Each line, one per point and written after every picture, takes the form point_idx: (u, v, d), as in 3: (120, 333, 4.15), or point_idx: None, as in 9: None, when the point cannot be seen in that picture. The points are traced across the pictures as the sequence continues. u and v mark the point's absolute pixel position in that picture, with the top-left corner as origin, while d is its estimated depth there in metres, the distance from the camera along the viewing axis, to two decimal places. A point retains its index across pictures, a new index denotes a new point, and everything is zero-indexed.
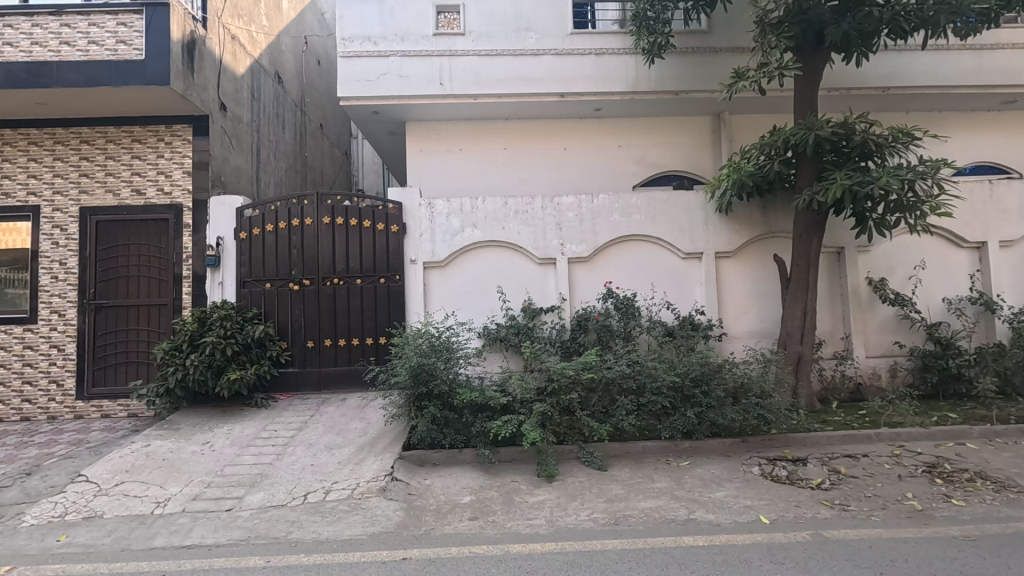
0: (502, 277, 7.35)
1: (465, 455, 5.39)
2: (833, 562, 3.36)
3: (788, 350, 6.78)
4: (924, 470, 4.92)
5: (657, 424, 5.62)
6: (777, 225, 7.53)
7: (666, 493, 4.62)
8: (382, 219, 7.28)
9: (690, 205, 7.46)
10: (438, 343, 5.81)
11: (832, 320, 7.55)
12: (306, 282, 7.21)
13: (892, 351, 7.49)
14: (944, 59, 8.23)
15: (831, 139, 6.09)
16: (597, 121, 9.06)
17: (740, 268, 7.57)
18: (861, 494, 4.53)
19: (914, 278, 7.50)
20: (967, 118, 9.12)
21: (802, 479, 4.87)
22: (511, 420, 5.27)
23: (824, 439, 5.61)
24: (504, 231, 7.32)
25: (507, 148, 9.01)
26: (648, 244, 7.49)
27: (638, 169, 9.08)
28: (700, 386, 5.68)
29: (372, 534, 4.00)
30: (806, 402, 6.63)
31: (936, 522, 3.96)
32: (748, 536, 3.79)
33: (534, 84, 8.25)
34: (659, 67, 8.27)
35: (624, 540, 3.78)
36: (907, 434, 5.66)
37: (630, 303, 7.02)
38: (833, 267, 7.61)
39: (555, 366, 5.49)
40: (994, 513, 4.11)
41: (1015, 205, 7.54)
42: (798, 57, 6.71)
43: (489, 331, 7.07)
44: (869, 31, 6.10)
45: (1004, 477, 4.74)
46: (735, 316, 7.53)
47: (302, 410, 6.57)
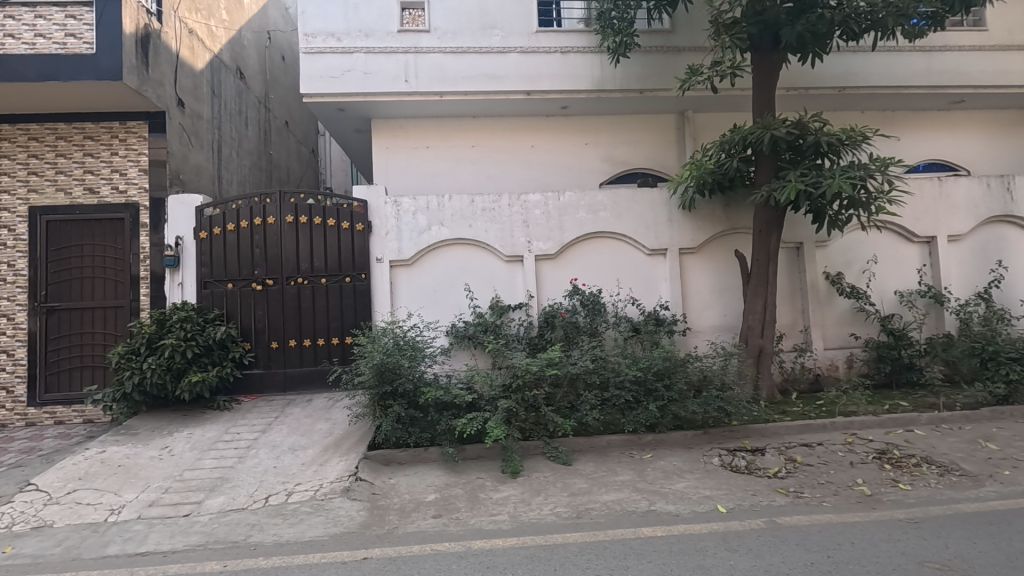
0: (470, 276, 7.34)
1: (430, 453, 5.38)
2: (784, 547, 3.47)
3: (749, 343, 6.94)
4: (875, 457, 5.11)
5: (621, 418, 5.70)
6: (738, 221, 7.71)
7: (628, 486, 4.70)
8: (347, 218, 7.20)
9: (654, 202, 7.58)
10: (403, 342, 5.79)
11: (792, 313, 7.77)
12: (269, 281, 7.09)
13: (849, 342, 7.74)
14: (895, 60, 8.53)
15: (786, 138, 6.26)
16: (564, 118, 9.12)
17: (703, 264, 7.72)
18: (814, 481, 4.68)
19: (868, 271, 7.77)
20: (917, 117, 9.47)
21: (760, 468, 5.01)
22: (476, 417, 5.29)
23: (782, 429, 5.76)
24: (471, 229, 7.31)
25: (474, 145, 9.00)
26: (614, 241, 7.59)
27: (605, 167, 9.19)
28: (663, 380, 5.79)
29: (334, 535, 3.97)
30: (767, 394, 6.83)
31: (883, 506, 4.13)
32: (705, 525, 3.88)
33: (500, 82, 8.26)
34: (624, 65, 8.36)
35: (585, 532, 3.83)
36: (860, 422, 5.86)
37: (596, 299, 7.08)
38: (792, 262, 7.82)
39: (520, 363, 5.53)
40: (937, 495, 4.30)
41: (962, 201, 7.85)
42: (755, 57, 6.87)
43: (457, 330, 7.06)
44: (822, 33, 6.28)
45: (948, 462, 4.96)
46: (699, 311, 7.68)
47: (266, 412, 6.47)
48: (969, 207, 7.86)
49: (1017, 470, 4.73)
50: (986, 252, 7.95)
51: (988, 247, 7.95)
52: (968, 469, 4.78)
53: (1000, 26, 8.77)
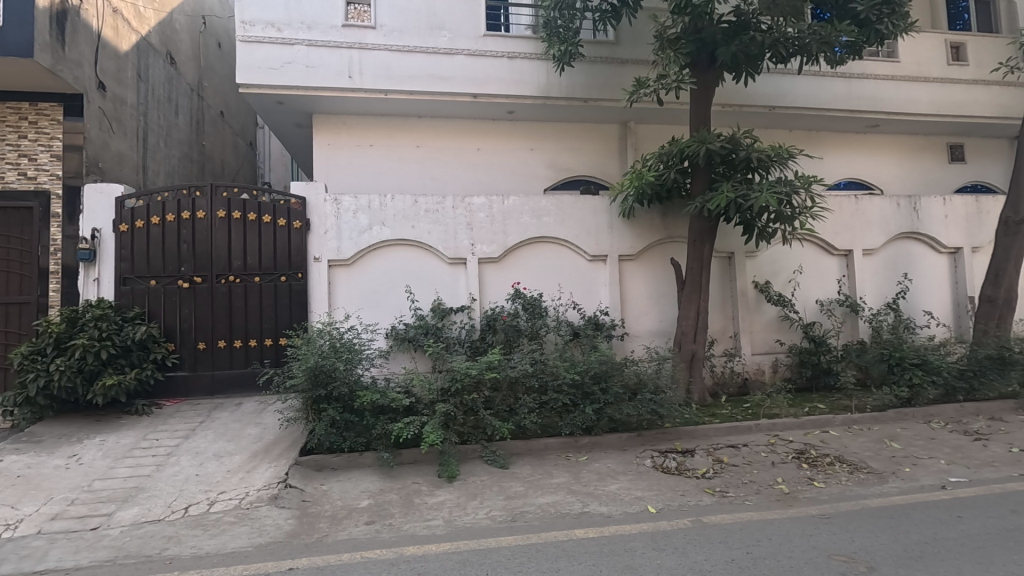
0: (412, 277, 7.22)
1: (366, 458, 5.28)
2: (708, 545, 3.61)
3: (683, 348, 7.20)
4: (794, 456, 5.41)
5: (558, 421, 5.79)
6: (675, 230, 8.00)
7: (563, 488, 4.76)
8: (284, 215, 6.93)
9: (595, 209, 7.75)
10: (340, 344, 5.62)
11: (723, 319, 8.13)
12: (196, 279, 6.74)
13: (774, 348, 8.18)
14: (819, 84, 9.11)
15: (720, 152, 6.56)
16: (510, 123, 9.17)
17: (641, 271, 7.95)
18: (739, 481, 4.90)
19: (793, 281, 8.25)
20: (838, 138, 10.14)
21: (689, 469, 5.20)
22: (413, 421, 5.22)
23: (711, 431, 6.01)
24: (413, 230, 7.19)
25: (419, 146, 8.90)
26: (556, 246, 7.69)
27: (549, 173, 9.30)
28: (600, 383, 5.92)
29: (259, 545, 3.80)
30: (698, 398, 7.12)
31: (800, 503, 4.37)
32: (635, 525, 3.98)
33: (446, 83, 8.21)
34: (569, 74, 8.51)
35: (519, 535, 3.85)
36: (782, 423, 6.19)
37: (537, 303, 7.14)
38: (724, 270, 8.19)
39: (459, 366, 5.49)
40: (847, 492, 4.60)
41: (876, 218, 8.47)
42: (694, 73, 7.15)
43: (397, 332, 6.93)
44: (754, 54, 6.64)
45: (857, 460, 5.31)
46: (637, 316, 7.90)
47: (190, 417, 6.13)
48: (882, 224, 8.48)
49: (917, 467, 5.13)
50: (896, 266, 8.59)
51: (898, 261, 8.60)
52: (875, 467, 5.14)
53: (910, 58, 9.55)
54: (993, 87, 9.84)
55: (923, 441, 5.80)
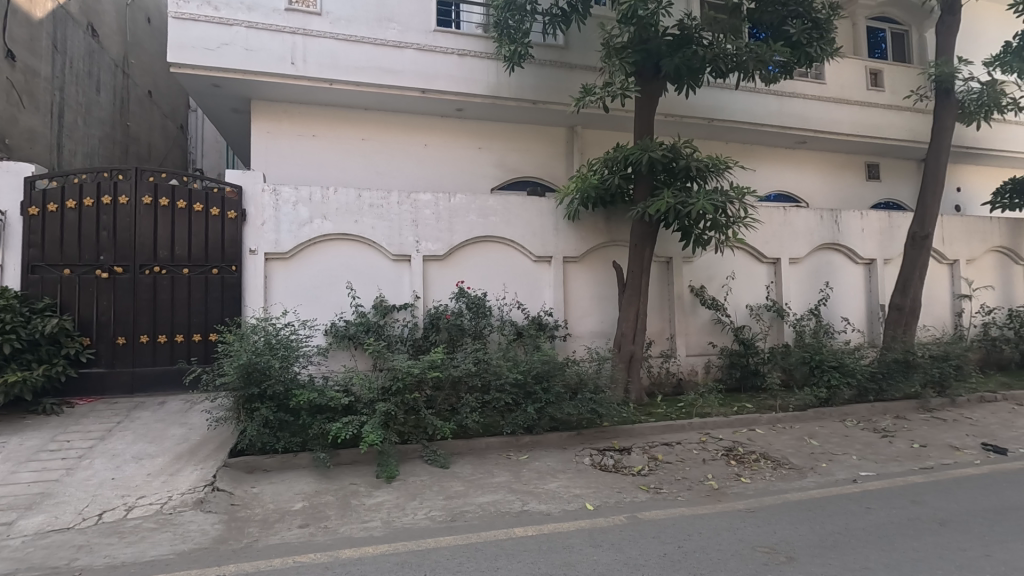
0: (354, 273, 7.01)
1: (301, 459, 5.11)
2: (641, 540, 3.73)
3: (622, 349, 7.40)
4: (723, 454, 5.67)
5: (500, 421, 5.81)
6: (618, 234, 8.20)
7: (503, 487, 4.78)
8: (217, 204, 6.59)
9: (541, 211, 7.83)
10: (276, 341, 5.40)
11: (660, 321, 8.41)
12: (117, 269, 6.30)
13: (707, 350, 8.56)
14: (754, 99, 9.61)
15: (661, 160, 6.78)
16: (459, 121, 9.11)
17: (584, 273, 8.10)
18: (672, 478, 5.09)
19: (725, 286, 8.65)
20: (770, 153, 10.72)
21: (626, 466, 5.35)
22: (352, 420, 5.10)
23: (647, 430, 6.21)
24: (356, 225, 6.98)
25: (365, 139, 8.68)
26: (501, 246, 7.70)
27: (496, 173, 9.31)
28: (541, 383, 5.99)
29: (182, 553, 3.59)
30: (635, 397, 7.34)
31: (727, 498, 4.60)
32: (573, 523, 4.06)
33: (394, 77, 8.06)
34: (519, 75, 8.56)
35: (458, 535, 3.83)
36: (712, 422, 6.48)
37: (481, 302, 7.13)
38: (663, 275, 8.48)
39: (401, 365, 5.40)
40: (771, 487, 4.88)
41: (802, 229, 9.01)
42: (639, 82, 7.35)
43: (336, 329, 6.74)
44: (696, 68, 6.91)
45: (780, 457, 5.63)
46: (579, 317, 8.05)
47: (107, 417, 5.71)
48: (806, 235, 9.04)
49: (832, 462, 5.51)
50: (819, 275, 9.19)
51: (820, 270, 9.20)
52: (796, 463, 5.47)
53: (835, 81, 10.24)
54: (906, 112, 10.71)
55: (839, 438, 6.23)
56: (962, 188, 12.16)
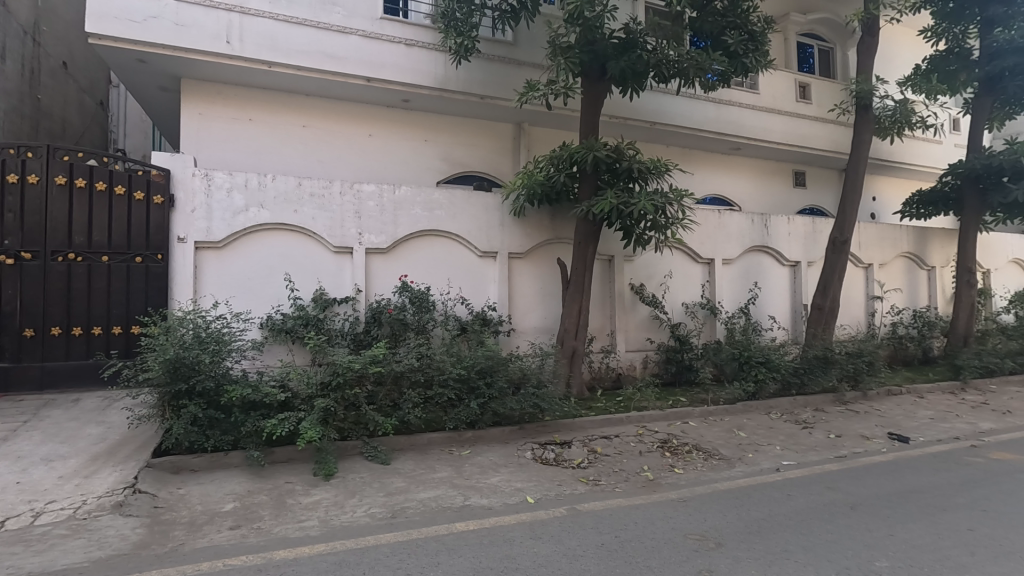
0: (292, 264, 6.75)
1: (232, 458, 4.89)
2: (580, 531, 3.83)
3: (565, 344, 7.53)
4: (659, 446, 5.89)
5: (443, 416, 5.79)
6: (562, 232, 8.33)
7: (445, 482, 4.77)
8: (141, 187, 6.22)
9: (487, 206, 7.83)
10: (206, 335, 5.13)
11: (602, 318, 8.61)
12: (25, 255, 5.94)
13: (645, 345, 8.85)
14: (693, 105, 9.98)
15: (605, 160, 6.94)
16: (405, 111, 8.95)
17: (529, 269, 8.18)
18: (610, 470, 5.24)
19: (663, 284, 8.96)
20: (707, 158, 11.19)
21: (566, 460, 5.45)
22: (289, 417, 4.94)
23: (587, 423, 6.35)
24: (295, 215, 6.72)
25: (306, 125, 8.37)
26: (447, 240, 7.64)
27: (443, 166, 9.20)
28: (485, 378, 6.00)
29: (98, 560, 3.36)
30: (577, 391, 7.50)
31: (662, 488, 4.79)
32: (515, 516, 4.10)
33: (338, 63, 7.81)
34: (468, 69, 8.50)
35: (399, 532, 3.79)
36: (649, 416, 6.72)
37: (425, 296, 7.06)
38: (605, 272, 8.68)
39: (342, 360, 5.26)
40: (702, 477, 5.11)
41: (735, 231, 9.47)
42: (585, 83, 7.48)
43: (273, 323, 6.48)
44: (640, 71, 7.10)
45: (711, 448, 5.91)
46: (523, 312, 8.12)
47: (11, 416, 5.25)
48: (739, 237, 9.50)
49: (757, 452, 5.84)
50: (749, 275, 9.68)
51: (750, 271, 9.70)
52: (725, 454, 5.76)
53: (768, 92, 10.80)
54: (830, 124, 11.44)
55: (764, 429, 6.61)
56: (877, 198, 13.14)
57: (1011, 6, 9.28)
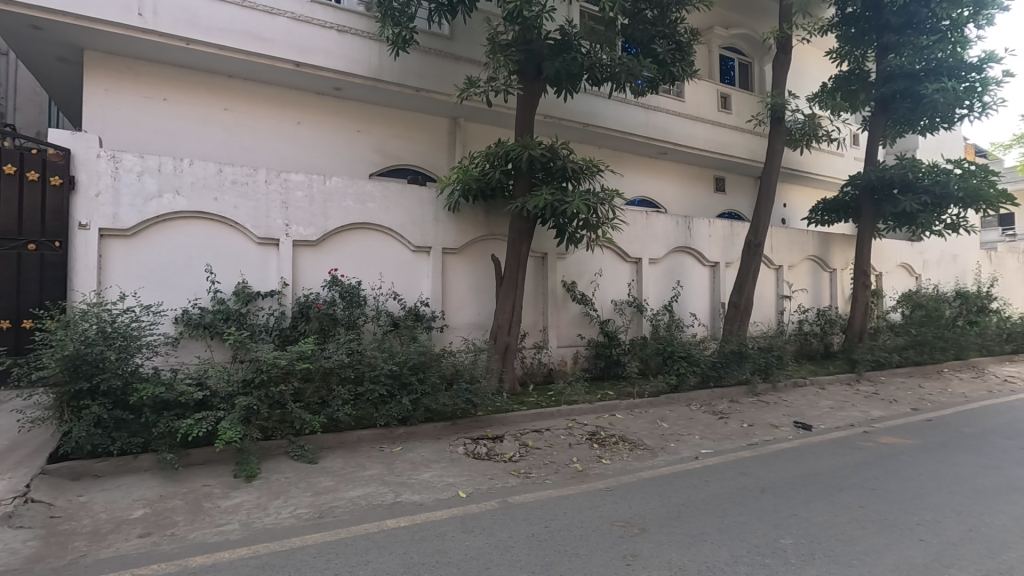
0: (211, 255, 6.38)
1: (142, 461, 4.58)
2: (512, 522, 3.90)
3: (498, 340, 7.60)
4: (588, 438, 6.07)
5: (374, 412, 5.68)
6: (497, 228, 8.38)
7: (375, 480, 4.69)
8: (36, 166, 5.64)
9: (421, 200, 7.74)
10: (113, 329, 4.76)
11: (535, 314, 8.75)
12: None
13: (576, 341, 9.10)
14: (624, 109, 10.34)
15: (540, 158, 7.05)
16: (336, 100, 8.66)
17: (463, 264, 8.16)
18: (541, 462, 5.36)
19: (594, 282, 9.23)
20: (636, 161, 11.61)
21: (498, 454, 5.51)
22: (207, 417, 4.67)
23: (519, 418, 6.44)
24: (215, 203, 6.34)
25: (228, 109, 7.91)
26: (379, 234, 7.48)
27: (376, 158, 8.98)
28: (417, 373, 5.94)
29: None
30: (509, 386, 7.59)
31: (590, 479, 4.95)
32: (447, 511, 4.10)
33: (264, 45, 7.45)
34: (402, 60, 8.34)
35: (327, 532, 3.69)
36: (579, 409, 6.91)
37: (355, 291, 6.89)
38: (538, 269, 8.82)
39: (266, 356, 5.04)
40: (627, 466, 5.34)
41: (661, 232, 9.90)
42: (522, 82, 7.55)
43: (189, 317, 6.10)
44: (574, 73, 7.24)
45: (637, 439, 6.16)
46: (457, 308, 8.09)
47: None
48: (665, 238, 9.94)
49: (679, 442, 6.16)
50: (673, 274, 10.16)
51: (675, 270, 10.18)
52: (649, 444, 6.04)
53: (692, 100, 11.37)
54: (747, 134, 12.20)
55: (684, 420, 6.97)
56: (788, 205, 14.16)
57: (902, 36, 10.35)
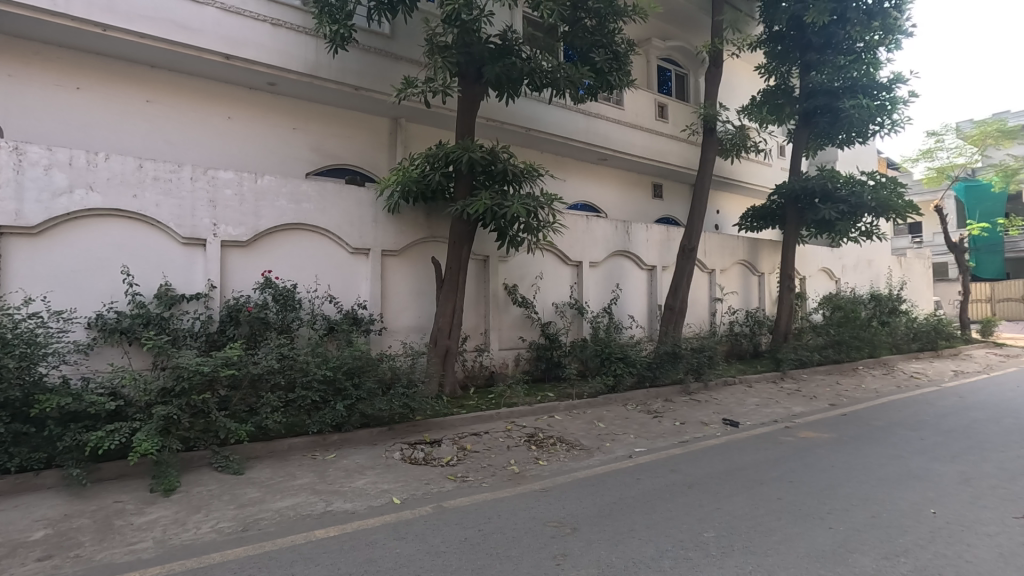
0: (130, 255, 5.99)
1: (44, 479, 4.24)
2: (445, 527, 3.87)
3: (438, 343, 7.55)
4: (526, 440, 6.12)
5: (306, 419, 5.51)
6: (438, 231, 8.32)
7: (305, 489, 4.54)
8: None
9: (360, 201, 7.58)
10: (11, 335, 4.39)
11: (476, 317, 8.75)
12: None
13: (518, 344, 9.16)
14: (565, 115, 10.52)
15: (480, 161, 7.07)
16: (270, 95, 8.35)
17: (403, 267, 8.05)
18: (479, 465, 5.35)
19: (535, 285, 9.32)
20: (578, 166, 11.83)
21: (435, 458, 5.45)
22: (120, 428, 4.39)
23: (458, 421, 6.41)
24: (135, 201, 5.97)
25: (150, 101, 7.48)
26: (314, 234, 7.26)
27: (313, 157, 8.72)
28: (352, 379, 5.82)
29: None
30: (449, 390, 7.55)
31: (526, 480, 4.99)
32: (379, 518, 4.02)
33: (191, 35, 7.10)
34: (340, 57, 8.15)
35: (250, 546, 3.54)
36: (518, 412, 6.96)
37: (290, 294, 6.65)
38: (480, 272, 8.82)
39: (187, 363, 4.79)
40: (564, 467, 5.42)
41: (601, 236, 10.13)
42: (462, 85, 7.54)
43: (104, 322, 5.70)
44: (514, 78, 7.30)
45: (573, 440, 6.27)
46: (396, 312, 7.97)
47: None
48: (605, 242, 10.18)
49: (615, 441, 6.32)
50: (613, 277, 10.42)
51: (614, 274, 10.44)
52: (586, 444, 6.15)
53: (631, 109, 11.72)
54: (682, 143, 12.70)
55: (621, 420, 7.15)
56: (721, 211, 14.82)
57: (823, 55, 11.14)
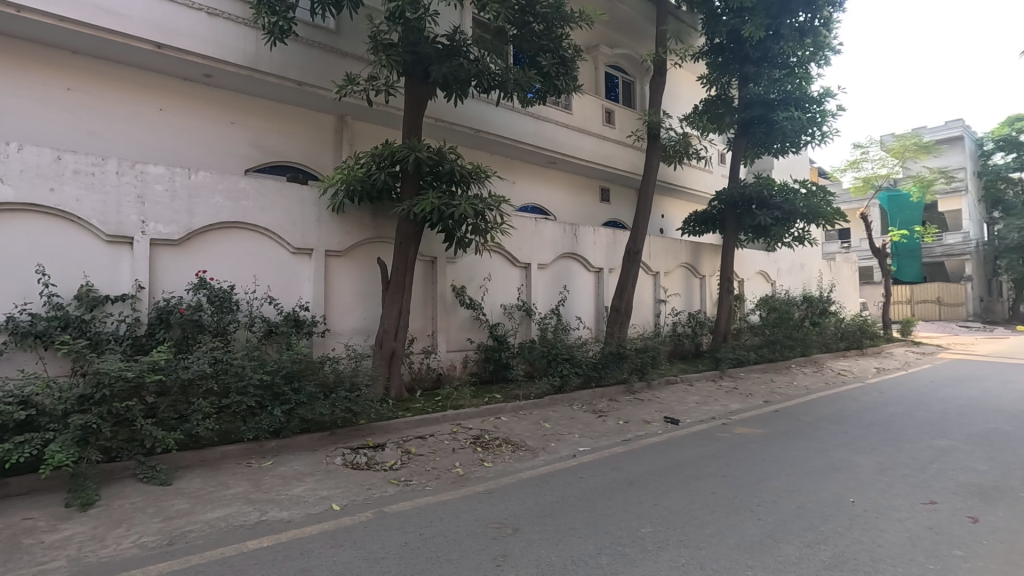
0: (46, 254, 5.59)
1: None
2: (384, 533, 3.80)
3: (384, 346, 7.42)
4: (472, 442, 6.10)
5: (241, 426, 5.29)
6: (384, 231, 8.19)
7: (238, 499, 4.35)
8: None
9: (302, 200, 7.36)
10: None
11: (423, 319, 8.66)
12: None
13: (466, 346, 9.13)
14: (513, 118, 10.58)
15: (427, 161, 7.00)
16: (205, 87, 7.99)
17: (347, 268, 7.87)
18: (423, 469, 5.29)
19: (483, 286, 9.31)
20: (527, 169, 11.93)
21: (378, 462, 5.35)
22: (30, 440, 4.08)
23: (402, 425, 6.32)
24: (53, 195, 5.57)
25: (71, 89, 7.01)
26: (253, 234, 6.99)
27: (253, 153, 8.40)
28: (291, 383, 5.63)
29: None
30: (395, 393, 7.43)
31: (471, 482, 4.97)
32: (316, 526, 3.91)
33: (117, 21, 6.71)
34: (282, 50, 7.90)
35: (175, 560, 3.36)
36: (464, 414, 6.94)
37: (226, 295, 6.38)
38: (427, 273, 8.74)
39: (109, 368, 4.49)
40: (508, 467, 5.43)
41: (549, 238, 10.24)
42: (408, 84, 7.45)
43: (16, 325, 5.27)
44: (461, 79, 7.28)
45: (519, 440, 6.30)
46: (340, 313, 7.78)
47: None
48: (553, 244, 10.29)
49: (560, 441, 6.39)
50: (560, 279, 10.55)
51: (562, 275, 10.57)
52: (531, 445, 6.20)
53: (579, 114, 11.92)
54: (628, 149, 13.02)
55: (567, 420, 7.25)
56: (665, 216, 15.28)
57: (759, 68, 11.66)
